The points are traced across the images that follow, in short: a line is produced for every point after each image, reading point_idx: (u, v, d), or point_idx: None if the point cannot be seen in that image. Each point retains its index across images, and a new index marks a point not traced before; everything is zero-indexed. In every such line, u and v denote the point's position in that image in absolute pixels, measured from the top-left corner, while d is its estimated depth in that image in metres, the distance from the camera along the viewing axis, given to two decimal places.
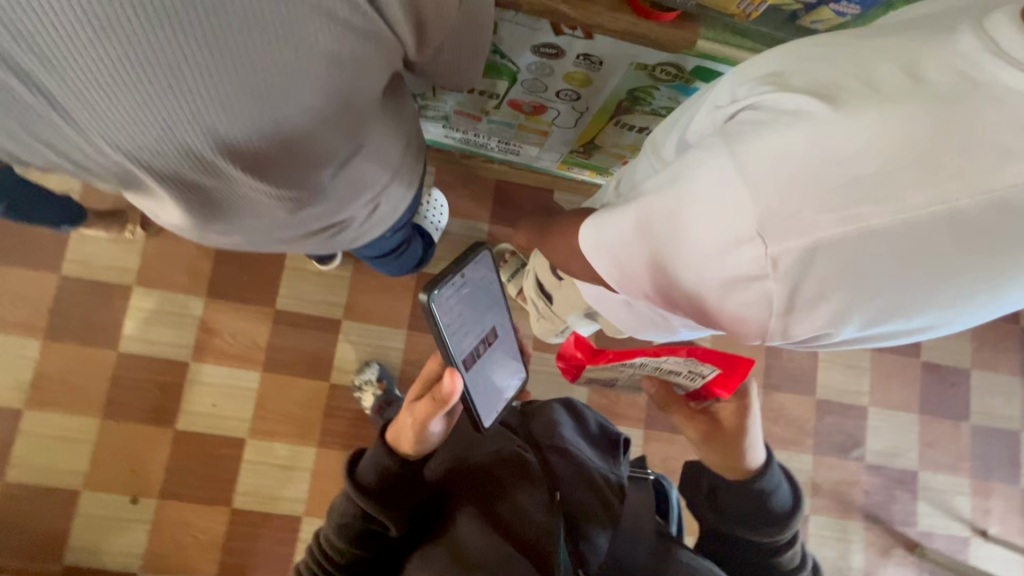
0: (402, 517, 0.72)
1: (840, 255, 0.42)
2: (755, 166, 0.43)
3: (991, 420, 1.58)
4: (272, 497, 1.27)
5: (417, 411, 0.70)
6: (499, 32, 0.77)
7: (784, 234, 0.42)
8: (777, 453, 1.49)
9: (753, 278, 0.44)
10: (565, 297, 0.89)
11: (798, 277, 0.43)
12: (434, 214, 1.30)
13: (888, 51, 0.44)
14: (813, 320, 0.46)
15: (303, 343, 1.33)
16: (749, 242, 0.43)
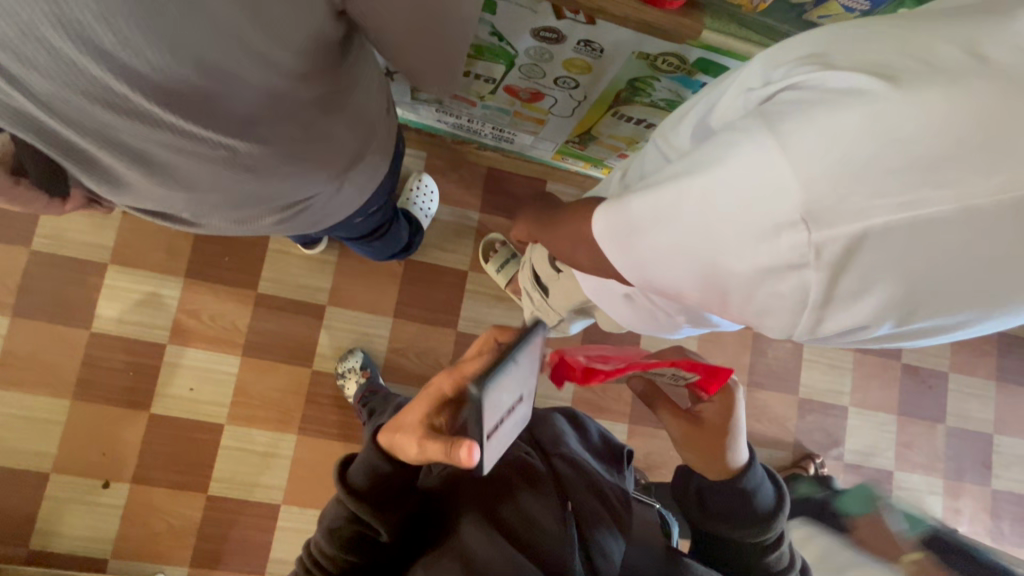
0: (397, 517, 0.68)
1: (890, 243, 0.39)
2: (803, 144, 0.39)
3: (966, 423, 1.61)
4: (249, 484, 1.25)
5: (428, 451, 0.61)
6: (498, 12, 0.75)
7: (833, 219, 0.39)
8: (758, 450, 1.51)
9: (790, 267, 0.41)
10: (563, 290, 0.88)
11: (840, 269, 0.40)
12: (423, 201, 1.30)
13: (942, 29, 0.41)
14: (851, 314, 0.43)
15: (285, 328, 1.30)
16: (791, 229, 0.40)
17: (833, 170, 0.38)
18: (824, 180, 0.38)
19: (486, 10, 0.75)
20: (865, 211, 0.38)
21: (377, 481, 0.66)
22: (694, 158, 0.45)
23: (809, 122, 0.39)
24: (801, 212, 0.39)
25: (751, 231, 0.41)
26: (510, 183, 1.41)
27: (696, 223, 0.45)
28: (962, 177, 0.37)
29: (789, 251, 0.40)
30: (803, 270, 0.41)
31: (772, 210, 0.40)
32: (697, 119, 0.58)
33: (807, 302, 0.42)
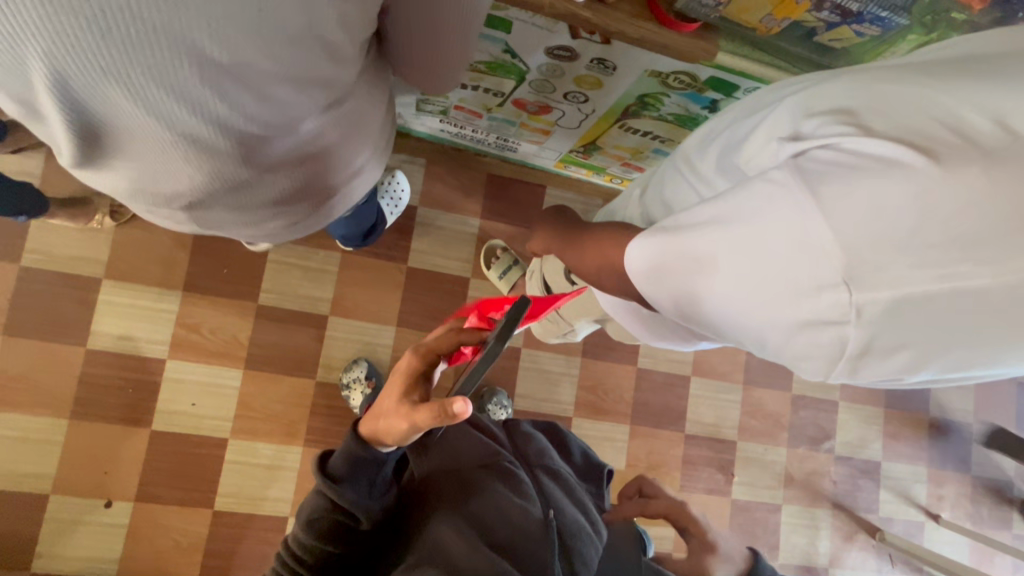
0: (375, 503, 0.67)
1: (926, 309, 0.41)
2: (842, 211, 0.41)
3: (948, 413, 1.68)
4: (255, 498, 1.24)
5: (417, 419, 0.58)
6: (512, 32, 0.75)
7: (871, 284, 0.41)
8: (754, 446, 1.55)
9: (828, 323, 0.43)
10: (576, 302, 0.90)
11: (878, 328, 0.42)
12: (391, 198, 1.27)
13: (967, 95, 0.42)
14: (886, 365, 0.45)
15: (288, 340, 1.29)
16: (830, 289, 0.42)
17: (873, 237, 0.40)
18: (865, 245, 0.40)
19: (501, 29, 0.75)
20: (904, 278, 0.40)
21: (358, 466, 0.65)
22: (732, 211, 0.47)
23: (848, 189, 0.41)
24: (843, 274, 0.41)
25: (788, 287, 0.43)
26: (510, 188, 1.42)
27: (737, 274, 0.47)
28: (1003, 253, 0.38)
29: (825, 309, 0.43)
30: (845, 327, 0.43)
31: (812, 272, 0.42)
32: (723, 156, 0.59)
33: (843, 354, 0.44)
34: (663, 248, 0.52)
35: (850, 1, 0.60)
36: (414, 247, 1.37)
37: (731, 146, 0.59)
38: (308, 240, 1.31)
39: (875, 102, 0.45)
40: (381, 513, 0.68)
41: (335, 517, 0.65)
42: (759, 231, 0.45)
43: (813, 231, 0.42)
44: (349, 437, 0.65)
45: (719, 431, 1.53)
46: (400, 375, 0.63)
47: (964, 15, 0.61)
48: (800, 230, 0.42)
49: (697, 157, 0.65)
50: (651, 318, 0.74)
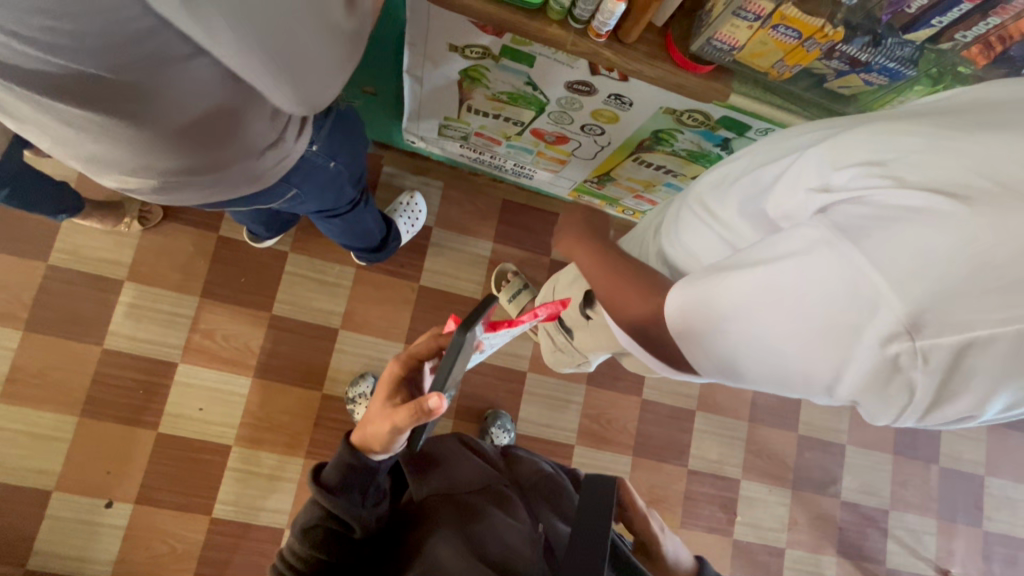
0: (369, 511, 0.67)
1: (990, 350, 0.42)
2: (894, 264, 0.41)
3: (958, 464, 1.65)
4: (253, 507, 1.24)
5: (396, 419, 0.62)
6: (535, 65, 0.78)
7: (935, 330, 0.41)
8: (758, 485, 1.53)
9: (890, 369, 0.43)
10: (591, 334, 0.91)
11: (945, 373, 0.42)
12: (408, 215, 1.33)
13: (993, 143, 0.43)
14: (954, 405, 0.46)
15: (297, 351, 1.31)
16: (894, 337, 0.42)
17: (931, 287, 0.40)
18: (921, 295, 0.41)
19: (524, 63, 0.79)
20: (961, 323, 0.41)
21: (353, 477, 0.67)
22: (772, 266, 0.47)
23: (896, 242, 0.42)
24: (902, 320, 0.41)
25: (843, 337, 0.44)
26: (523, 214, 1.45)
27: (781, 324, 0.47)
28: None
29: (885, 359, 0.43)
30: (908, 371, 0.43)
31: (871, 323, 0.42)
32: (748, 202, 0.60)
33: (911, 398, 0.44)
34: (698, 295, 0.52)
35: (859, 51, 0.63)
36: (427, 266, 1.40)
37: (754, 193, 0.60)
38: (324, 254, 1.34)
39: (902, 151, 0.45)
40: (375, 522, 0.68)
41: (329, 525, 0.66)
42: (804, 286, 0.44)
43: (862, 285, 0.42)
44: (341, 446, 0.67)
45: (723, 469, 1.51)
46: (385, 381, 0.69)
47: (968, 69, 0.63)
48: (853, 281, 0.42)
49: (717, 203, 0.66)
50: None
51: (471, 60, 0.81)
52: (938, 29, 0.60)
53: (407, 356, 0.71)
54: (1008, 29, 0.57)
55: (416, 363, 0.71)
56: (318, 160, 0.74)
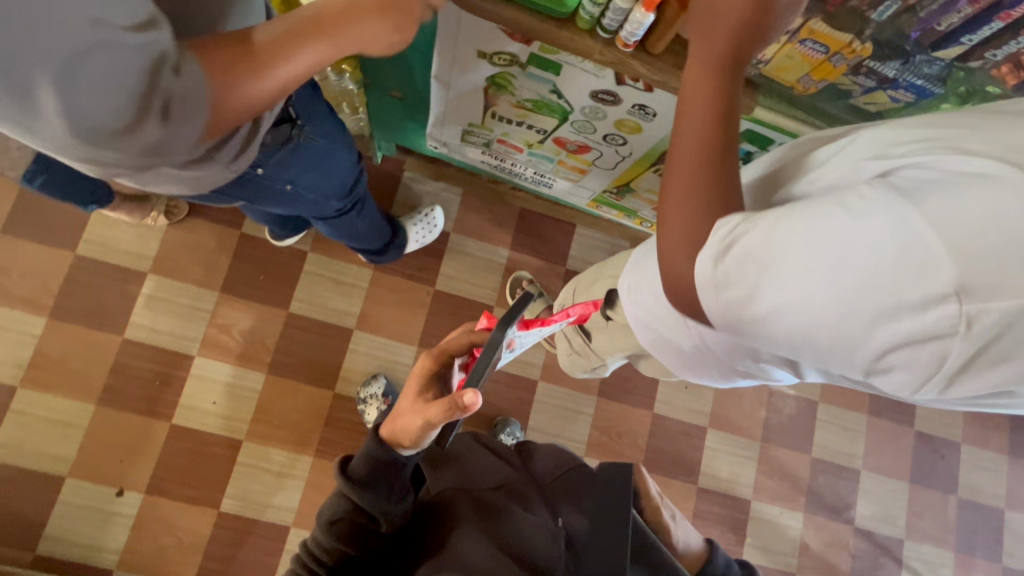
0: (397, 507, 0.68)
1: None
2: (955, 223, 0.36)
3: (977, 496, 1.60)
4: (260, 503, 1.24)
5: (429, 414, 0.62)
6: (562, 74, 0.80)
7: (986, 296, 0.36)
8: (768, 507, 1.50)
9: (938, 338, 0.38)
10: (610, 336, 0.91)
11: (984, 344, 0.37)
12: (423, 226, 1.33)
13: None
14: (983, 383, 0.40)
15: (312, 349, 1.32)
16: (939, 301, 0.36)
17: (994, 250, 0.35)
18: (983, 255, 0.35)
19: (551, 71, 0.80)
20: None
21: (380, 471, 0.67)
22: (811, 221, 0.40)
23: (957, 202, 0.36)
24: (952, 278, 0.36)
25: (888, 304, 0.38)
26: (540, 223, 1.46)
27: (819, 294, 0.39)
28: None
29: (932, 328, 0.37)
30: (959, 342, 0.38)
31: (916, 286, 0.37)
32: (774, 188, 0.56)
33: (941, 370, 0.39)
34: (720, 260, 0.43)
35: (885, 66, 0.63)
36: (443, 271, 1.41)
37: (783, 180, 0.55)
38: (343, 256, 1.36)
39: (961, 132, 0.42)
40: (402, 519, 0.69)
41: (357, 519, 0.66)
42: (848, 247, 0.38)
43: (917, 245, 0.36)
44: (370, 439, 0.68)
45: (733, 488, 1.49)
46: (417, 375, 0.70)
47: (997, 88, 0.63)
48: (907, 237, 0.36)
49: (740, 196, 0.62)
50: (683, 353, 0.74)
51: (498, 67, 0.83)
52: (968, 47, 0.60)
53: (438, 351, 0.72)
54: None
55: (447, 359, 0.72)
56: (267, 182, 0.76)
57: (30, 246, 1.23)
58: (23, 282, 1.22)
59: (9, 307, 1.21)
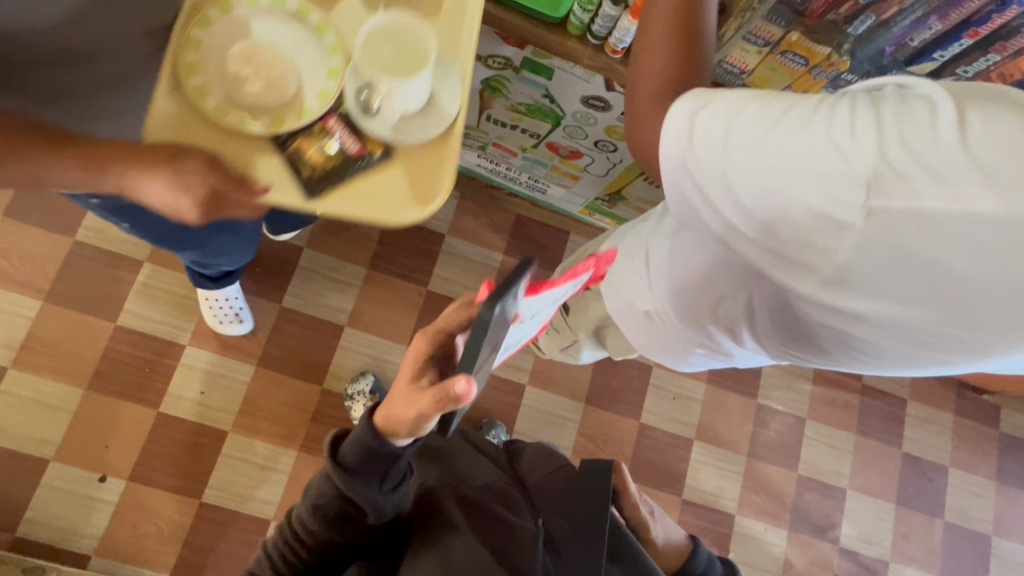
0: (383, 499, 0.67)
1: (948, 242, 0.36)
2: (899, 124, 0.37)
3: (965, 521, 1.59)
4: (242, 496, 1.24)
5: (422, 408, 0.60)
6: (554, 78, 0.82)
7: (894, 194, 0.37)
8: (753, 523, 1.49)
9: (837, 242, 0.40)
10: (586, 308, 1.03)
11: (887, 243, 0.38)
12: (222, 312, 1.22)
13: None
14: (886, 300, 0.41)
15: (303, 344, 1.33)
16: (849, 188, 0.38)
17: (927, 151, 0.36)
18: (904, 167, 0.36)
19: (543, 75, 0.83)
20: (934, 213, 0.36)
21: (368, 460, 0.65)
22: (772, 104, 0.42)
23: (915, 110, 0.37)
24: (870, 175, 0.37)
25: (801, 196, 0.40)
26: (535, 230, 1.48)
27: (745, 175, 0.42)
28: None
29: (834, 228, 0.39)
30: (856, 252, 0.39)
31: (837, 169, 0.38)
32: None
33: (839, 264, 0.41)
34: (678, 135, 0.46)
35: None
36: (437, 272, 1.42)
37: None
38: (339, 253, 1.38)
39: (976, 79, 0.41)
40: (389, 509, 0.69)
41: (343, 507, 0.66)
42: (785, 134, 0.40)
43: (847, 140, 0.38)
44: (363, 428, 0.64)
45: (718, 502, 1.48)
46: (410, 359, 0.65)
47: None
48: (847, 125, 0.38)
49: None
50: (643, 316, 0.83)
51: (493, 70, 0.85)
52: (940, 64, 0.62)
53: (434, 329, 0.65)
54: (1008, 66, 0.59)
55: (439, 340, 0.64)
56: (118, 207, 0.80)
57: (30, 230, 1.25)
58: (21, 265, 1.24)
59: (5, 289, 1.23)
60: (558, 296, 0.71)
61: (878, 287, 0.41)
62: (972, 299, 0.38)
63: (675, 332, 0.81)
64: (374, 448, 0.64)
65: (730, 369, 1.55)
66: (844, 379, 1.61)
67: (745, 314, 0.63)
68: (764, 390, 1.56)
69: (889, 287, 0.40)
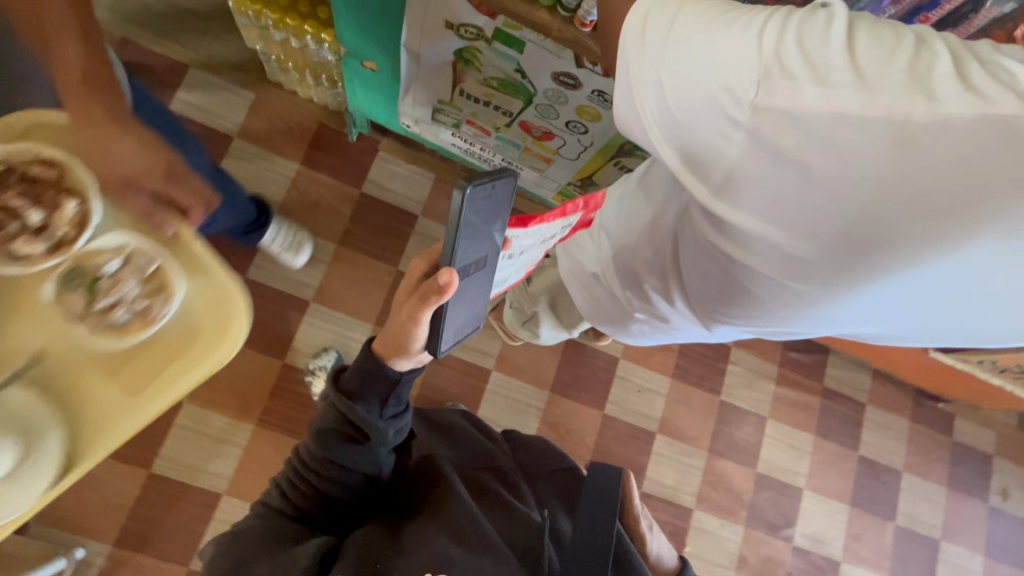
0: (383, 422, 0.72)
1: (813, 140, 0.42)
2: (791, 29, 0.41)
3: (915, 524, 1.63)
4: (194, 468, 1.21)
5: (414, 313, 0.65)
6: (525, 52, 0.83)
7: (776, 92, 0.41)
8: (710, 519, 1.50)
9: (731, 145, 0.45)
10: (545, 277, 1.11)
11: (766, 137, 0.43)
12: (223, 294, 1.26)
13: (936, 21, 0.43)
14: (763, 195, 0.46)
15: (266, 317, 1.31)
16: (739, 83, 0.42)
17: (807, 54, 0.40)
18: (790, 68, 0.41)
19: (515, 48, 0.83)
20: (809, 116, 0.41)
21: (364, 380, 0.71)
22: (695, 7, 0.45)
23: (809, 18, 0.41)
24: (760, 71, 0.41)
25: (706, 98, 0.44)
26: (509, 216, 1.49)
27: (671, 78, 0.46)
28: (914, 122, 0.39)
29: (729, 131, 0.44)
30: (746, 155, 0.45)
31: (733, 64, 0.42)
32: None
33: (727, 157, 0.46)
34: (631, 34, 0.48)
35: None
36: (408, 253, 1.41)
37: None
38: (309, 227, 1.37)
39: None
40: (389, 434, 0.73)
41: (345, 431, 0.71)
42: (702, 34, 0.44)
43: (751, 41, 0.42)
44: (361, 353, 0.71)
45: (677, 496, 1.49)
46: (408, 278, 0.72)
47: None
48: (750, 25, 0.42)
49: None
50: (595, 277, 0.90)
51: (466, 41, 0.85)
52: None
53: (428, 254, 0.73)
54: None
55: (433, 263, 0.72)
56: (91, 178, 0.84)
57: None
58: None
59: None
60: (546, 234, 0.75)
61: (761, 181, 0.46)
62: (831, 195, 0.43)
63: (617, 299, 0.89)
64: (369, 368, 0.70)
65: (696, 366, 1.56)
66: (807, 382, 1.64)
67: (668, 261, 0.71)
68: (727, 388, 1.58)
69: (769, 182, 0.45)
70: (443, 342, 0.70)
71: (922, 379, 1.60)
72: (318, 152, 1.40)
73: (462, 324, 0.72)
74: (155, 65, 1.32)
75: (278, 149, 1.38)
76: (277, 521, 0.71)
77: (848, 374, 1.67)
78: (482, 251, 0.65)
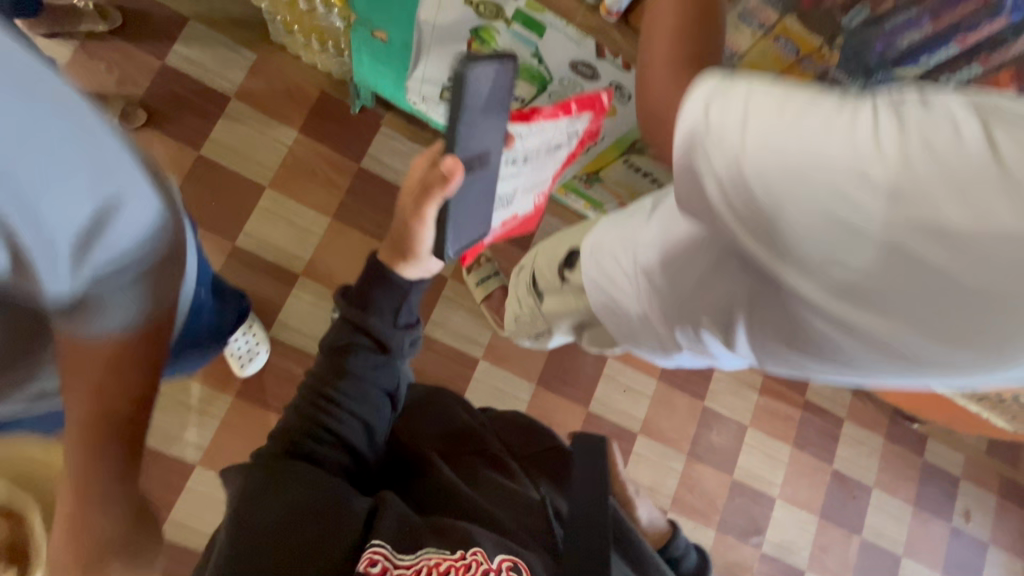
0: (396, 328, 0.80)
1: (964, 265, 0.31)
2: (923, 129, 0.31)
3: (879, 539, 1.67)
4: (168, 436, 1.18)
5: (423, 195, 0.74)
6: (545, 37, 0.80)
7: (912, 205, 0.32)
8: (683, 521, 1.52)
9: (856, 253, 0.34)
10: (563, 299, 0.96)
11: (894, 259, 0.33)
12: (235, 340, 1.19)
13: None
14: (886, 320, 0.36)
15: (253, 288, 1.27)
16: (865, 190, 0.32)
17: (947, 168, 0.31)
18: (926, 178, 0.31)
19: (535, 32, 0.80)
20: (953, 228, 0.31)
21: (373, 281, 0.81)
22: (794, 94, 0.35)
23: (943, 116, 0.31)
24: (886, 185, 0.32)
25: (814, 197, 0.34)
26: None
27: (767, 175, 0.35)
28: None
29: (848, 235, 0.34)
30: (869, 275, 0.35)
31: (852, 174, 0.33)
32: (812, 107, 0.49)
33: (841, 277, 0.36)
34: (692, 123, 0.38)
35: None
36: None
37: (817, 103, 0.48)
38: (303, 199, 1.32)
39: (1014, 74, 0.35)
40: (403, 343, 0.81)
41: (367, 348, 0.78)
42: (808, 129, 0.34)
43: (871, 142, 0.32)
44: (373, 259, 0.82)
45: (653, 497, 1.50)
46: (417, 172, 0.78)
47: None
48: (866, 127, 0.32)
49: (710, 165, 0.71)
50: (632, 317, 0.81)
51: (486, 20, 0.82)
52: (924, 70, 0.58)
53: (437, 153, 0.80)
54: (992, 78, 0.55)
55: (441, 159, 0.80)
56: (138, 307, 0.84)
57: None
58: None
59: None
60: (549, 134, 0.88)
61: (887, 306, 0.35)
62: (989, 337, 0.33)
63: (658, 340, 0.80)
64: (381, 272, 0.81)
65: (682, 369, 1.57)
66: (789, 393, 1.66)
67: (732, 331, 0.60)
68: (712, 393, 1.58)
69: (896, 313, 0.35)
70: (458, 216, 0.81)
71: (900, 400, 1.63)
72: (318, 121, 1.34)
73: (480, 204, 0.85)
74: (153, 14, 1.26)
75: (278, 114, 1.32)
76: (296, 469, 0.66)
77: (829, 389, 1.70)
78: (481, 147, 0.76)
